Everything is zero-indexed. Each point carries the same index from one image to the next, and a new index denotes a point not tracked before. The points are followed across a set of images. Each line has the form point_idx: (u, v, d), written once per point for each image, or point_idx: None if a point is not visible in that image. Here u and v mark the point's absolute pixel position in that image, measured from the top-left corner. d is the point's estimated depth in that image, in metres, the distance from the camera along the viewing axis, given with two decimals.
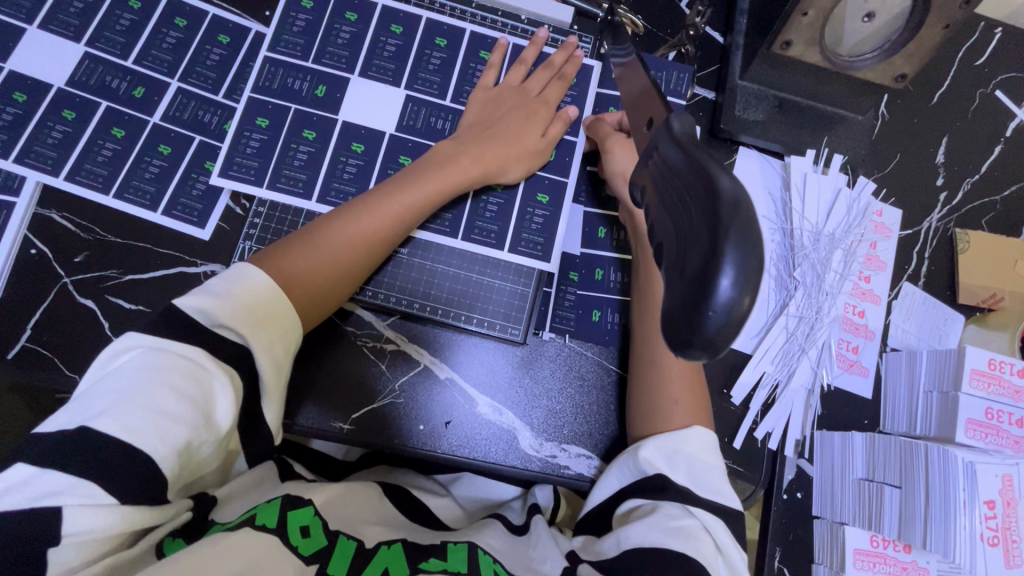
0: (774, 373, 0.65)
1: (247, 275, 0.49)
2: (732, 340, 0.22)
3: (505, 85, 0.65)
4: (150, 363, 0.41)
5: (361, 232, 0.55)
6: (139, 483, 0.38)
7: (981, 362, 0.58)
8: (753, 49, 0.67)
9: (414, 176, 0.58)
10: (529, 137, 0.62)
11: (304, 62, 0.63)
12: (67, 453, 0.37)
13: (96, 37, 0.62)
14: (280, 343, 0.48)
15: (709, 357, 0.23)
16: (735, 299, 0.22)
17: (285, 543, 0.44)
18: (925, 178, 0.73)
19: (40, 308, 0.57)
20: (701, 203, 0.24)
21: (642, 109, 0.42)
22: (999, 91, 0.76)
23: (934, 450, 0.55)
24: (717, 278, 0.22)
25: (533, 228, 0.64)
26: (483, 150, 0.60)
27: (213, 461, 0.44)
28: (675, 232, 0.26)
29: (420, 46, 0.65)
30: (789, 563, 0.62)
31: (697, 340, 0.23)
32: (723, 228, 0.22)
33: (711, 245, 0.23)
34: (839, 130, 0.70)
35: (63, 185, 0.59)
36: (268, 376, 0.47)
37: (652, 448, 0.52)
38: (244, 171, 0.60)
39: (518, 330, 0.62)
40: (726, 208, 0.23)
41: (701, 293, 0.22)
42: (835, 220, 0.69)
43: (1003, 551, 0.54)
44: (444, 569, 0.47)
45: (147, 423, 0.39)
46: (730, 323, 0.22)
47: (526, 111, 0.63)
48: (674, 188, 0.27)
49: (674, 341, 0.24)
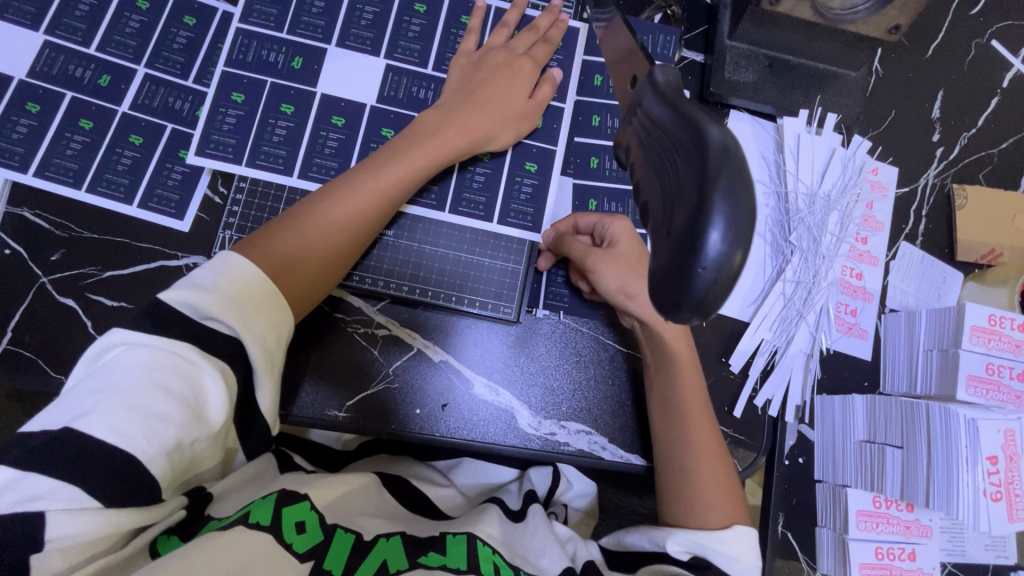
0: (772, 340, 0.64)
1: (230, 262, 0.47)
2: (724, 301, 0.21)
3: (486, 50, 0.62)
4: (138, 362, 0.40)
5: (346, 214, 0.53)
6: (128, 485, 0.38)
7: (981, 318, 0.57)
8: (741, 7, 0.64)
9: (399, 152, 0.55)
10: (517, 100, 0.60)
11: (279, 33, 0.60)
12: (49, 455, 0.37)
13: (55, 24, 0.59)
14: (271, 332, 0.47)
15: (701, 319, 0.22)
16: (727, 254, 0.21)
17: (278, 541, 0.43)
18: (921, 134, 0.71)
19: (19, 309, 0.55)
20: (688, 157, 0.23)
21: (626, 67, 0.40)
22: (995, 41, 0.74)
23: (935, 408, 0.54)
24: (706, 233, 0.21)
25: (522, 198, 0.62)
26: (468, 120, 0.58)
27: (207, 457, 0.44)
28: (660, 192, 0.24)
29: (399, 14, 0.63)
30: (792, 528, 0.62)
31: (686, 302, 0.21)
32: (711, 177, 0.21)
33: (699, 199, 0.21)
34: (832, 88, 0.68)
35: (32, 181, 0.57)
36: (261, 364, 0.45)
37: (700, 535, 0.51)
38: (221, 149, 0.58)
39: (510, 309, 0.61)
40: (714, 158, 0.22)
41: (690, 249, 0.21)
42: (830, 180, 0.67)
43: (1007, 506, 0.53)
44: (444, 565, 0.46)
45: (135, 423, 0.38)
46: (722, 279, 0.21)
47: (511, 72, 0.61)
48: (660, 146, 0.25)
49: (663, 305, 0.23)
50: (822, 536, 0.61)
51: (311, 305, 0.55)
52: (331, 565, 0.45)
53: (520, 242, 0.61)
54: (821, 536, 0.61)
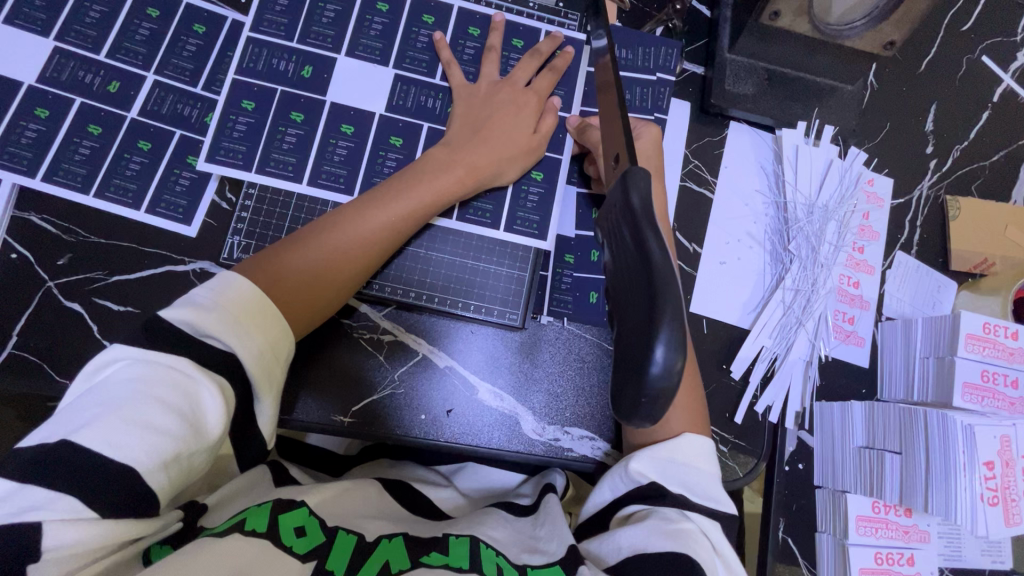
0: (773, 347, 0.65)
1: (231, 283, 0.48)
2: (672, 392, 0.30)
3: (487, 83, 0.63)
4: (136, 374, 0.41)
5: (352, 241, 0.54)
6: (124, 493, 0.38)
7: (975, 326, 0.59)
8: (741, 22, 0.67)
9: (406, 185, 0.56)
10: (525, 134, 0.61)
11: (289, 42, 0.61)
12: (44, 467, 0.37)
13: (65, 31, 0.59)
14: (265, 354, 0.47)
15: (658, 403, 0.30)
16: (672, 359, 0.29)
17: (276, 545, 0.45)
18: (916, 146, 0.73)
19: (26, 312, 0.56)
20: (640, 288, 0.31)
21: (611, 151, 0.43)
22: (986, 57, 0.76)
23: (933, 415, 0.55)
24: (653, 350, 0.29)
25: (528, 207, 0.62)
26: (476, 157, 0.59)
27: (204, 467, 0.44)
28: (620, 311, 0.34)
29: (407, 25, 0.64)
30: (792, 534, 0.62)
31: (646, 394, 0.30)
32: (659, 308, 0.29)
33: (650, 325, 0.30)
34: (829, 101, 0.70)
35: (40, 186, 0.57)
36: (259, 382, 0.46)
37: (644, 459, 0.50)
38: (231, 155, 0.58)
39: (516, 315, 0.61)
40: (659, 289, 0.30)
41: (644, 364, 0.30)
42: (827, 191, 0.69)
43: (1003, 510, 0.54)
44: (447, 563, 0.46)
45: (132, 435, 0.38)
46: (670, 381, 0.29)
47: (518, 108, 0.62)
48: (624, 283, 0.34)
49: (632, 394, 0.31)
50: (821, 542, 0.62)
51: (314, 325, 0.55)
52: (333, 566, 0.46)
53: (525, 249, 0.62)
54: (820, 542, 0.62)
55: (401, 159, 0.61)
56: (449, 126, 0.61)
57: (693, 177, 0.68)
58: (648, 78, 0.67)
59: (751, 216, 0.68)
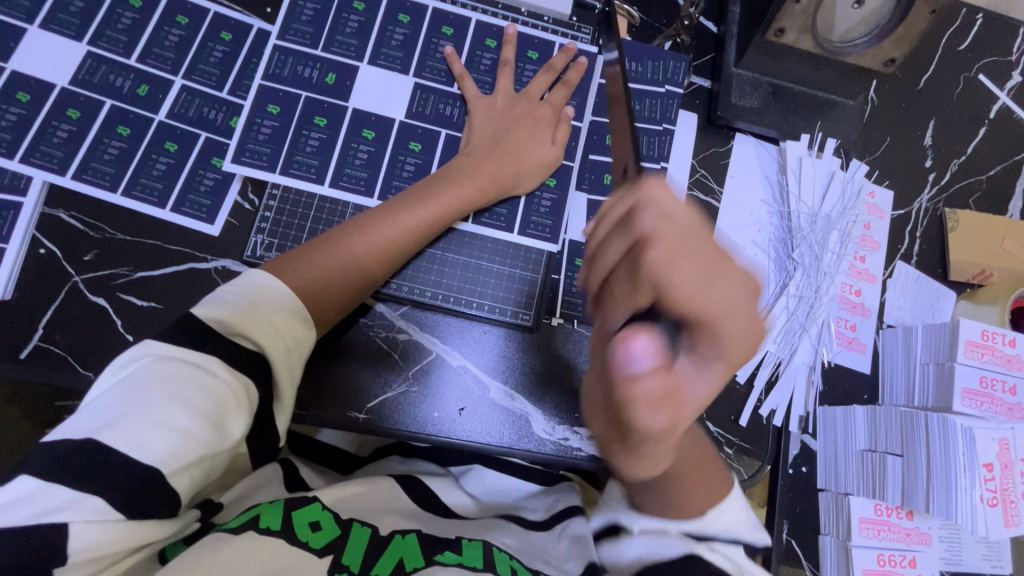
0: (776, 352, 0.67)
1: (262, 281, 0.50)
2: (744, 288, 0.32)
3: (504, 95, 0.65)
4: (162, 375, 0.42)
5: (377, 244, 0.56)
6: (150, 494, 0.39)
7: (975, 333, 0.60)
8: (747, 38, 0.69)
9: (429, 190, 0.58)
10: (539, 143, 0.64)
11: (314, 50, 0.64)
12: (71, 465, 0.38)
13: (98, 36, 0.62)
14: (291, 352, 0.49)
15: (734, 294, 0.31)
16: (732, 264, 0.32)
17: (291, 541, 0.46)
18: (915, 160, 0.75)
19: (52, 306, 0.57)
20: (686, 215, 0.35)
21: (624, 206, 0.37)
22: (982, 75, 0.79)
23: (934, 418, 0.57)
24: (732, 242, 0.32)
25: (541, 211, 0.65)
26: (498, 168, 0.61)
27: (225, 464, 0.45)
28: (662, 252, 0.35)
29: (427, 36, 0.66)
30: (796, 536, 0.64)
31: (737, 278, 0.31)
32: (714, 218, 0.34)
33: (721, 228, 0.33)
34: (831, 115, 0.73)
35: (70, 183, 0.59)
36: (282, 380, 0.48)
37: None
38: (255, 158, 0.61)
39: (529, 317, 0.63)
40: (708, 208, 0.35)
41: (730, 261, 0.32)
42: (830, 202, 0.71)
43: (1003, 511, 0.55)
44: (460, 562, 0.48)
45: (159, 437, 0.40)
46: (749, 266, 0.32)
47: (533, 120, 0.65)
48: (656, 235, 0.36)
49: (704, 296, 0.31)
50: (826, 544, 0.63)
51: (333, 323, 0.57)
52: (348, 561, 0.47)
53: (538, 252, 0.64)
54: (824, 544, 0.63)
55: (419, 163, 0.63)
56: (467, 134, 0.64)
57: (700, 186, 0.70)
58: (657, 91, 0.69)
59: (756, 225, 0.70)
